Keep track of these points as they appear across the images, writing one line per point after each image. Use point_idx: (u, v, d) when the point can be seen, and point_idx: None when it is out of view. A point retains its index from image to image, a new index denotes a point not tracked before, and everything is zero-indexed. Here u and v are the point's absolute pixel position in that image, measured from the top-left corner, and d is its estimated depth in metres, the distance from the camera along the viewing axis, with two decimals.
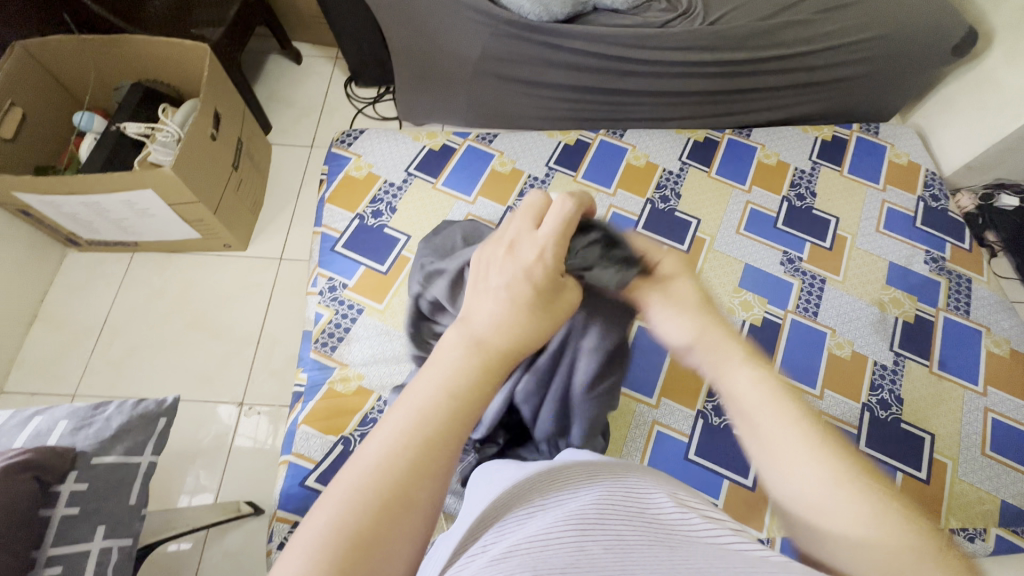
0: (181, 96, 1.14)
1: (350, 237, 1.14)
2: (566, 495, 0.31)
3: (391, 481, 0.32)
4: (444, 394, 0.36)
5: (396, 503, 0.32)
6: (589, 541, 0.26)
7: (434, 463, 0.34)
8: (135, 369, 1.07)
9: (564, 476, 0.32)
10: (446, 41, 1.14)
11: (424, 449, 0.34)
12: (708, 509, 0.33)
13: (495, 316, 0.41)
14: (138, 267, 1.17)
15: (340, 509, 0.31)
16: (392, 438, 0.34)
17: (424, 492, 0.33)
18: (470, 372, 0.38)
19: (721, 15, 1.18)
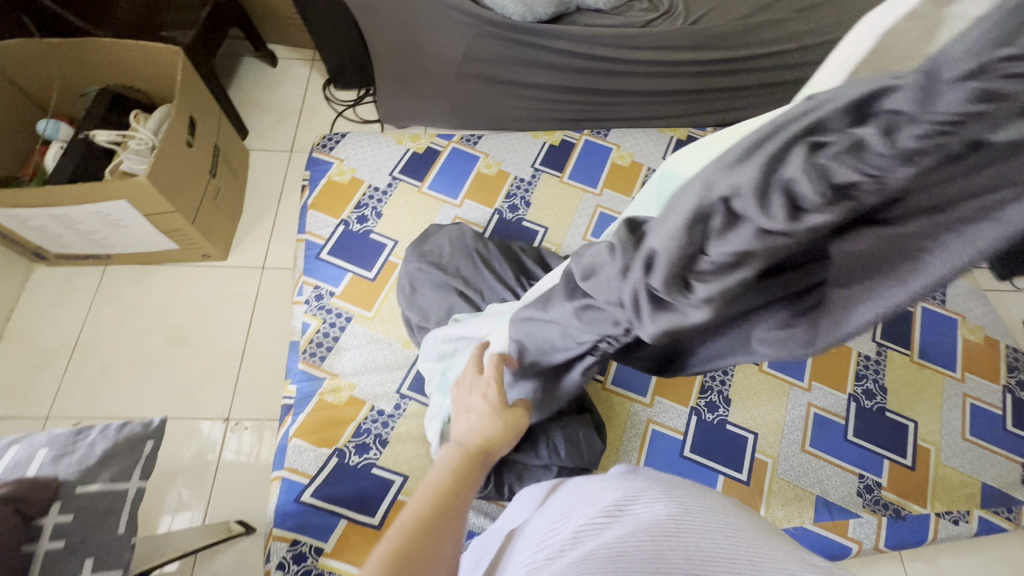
0: (152, 101, 1.10)
1: (335, 244, 1.11)
2: (637, 503, 0.39)
3: (430, 516, 0.47)
4: (457, 464, 0.53)
5: (432, 533, 0.46)
6: (665, 550, 0.34)
7: (452, 514, 0.48)
8: (113, 388, 1.03)
9: (640, 494, 0.40)
10: (429, 42, 1.13)
11: (448, 496, 0.49)
12: (741, 510, 0.40)
13: (472, 428, 0.56)
14: (111, 281, 1.12)
15: (400, 536, 0.45)
16: (428, 492, 0.49)
17: (452, 530, 0.47)
18: (474, 452, 0.54)
19: (701, 14, 1.20)
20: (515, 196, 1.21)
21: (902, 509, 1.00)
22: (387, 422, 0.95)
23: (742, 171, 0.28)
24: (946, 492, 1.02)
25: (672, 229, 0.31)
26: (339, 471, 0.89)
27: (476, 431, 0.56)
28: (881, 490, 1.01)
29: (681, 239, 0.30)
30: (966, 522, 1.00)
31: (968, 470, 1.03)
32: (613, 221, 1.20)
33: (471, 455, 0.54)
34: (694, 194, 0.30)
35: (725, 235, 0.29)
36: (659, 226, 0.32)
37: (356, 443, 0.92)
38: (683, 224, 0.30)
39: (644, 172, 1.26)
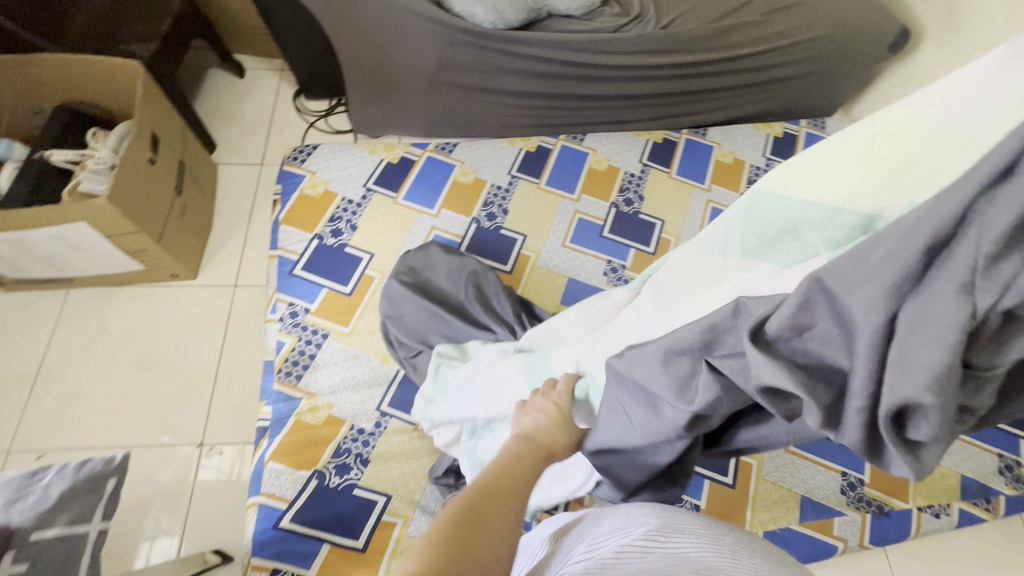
0: (112, 118, 1.06)
1: (309, 259, 1.09)
2: (682, 537, 0.39)
3: (490, 485, 0.47)
4: (518, 450, 0.53)
5: (493, 496, 0.45)
6: None
7: (513, 492, 0.47)
8: (79, 416, 0.99)
9: (683, 530, 0.41)
10: (399, 51, 1.11)
11: (509, 473, 0.49)
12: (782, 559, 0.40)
13: (535, 427, 0.56)
14: (75, 304, 1.07)
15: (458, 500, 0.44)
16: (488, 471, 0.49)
17: (512, 504, 0.46)
18: (534, 447, 0.54)
19: (672, 18, 1.20)
20: (492, 204, 1.20)
21: (886, 505, 1.01)
22: (368, 441, 0.92)
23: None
24: (928, 486, 1.03)
25: (937, 372, 0.25)
26: (319, 494, 0.87)
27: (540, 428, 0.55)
28: (864, 486, 1.01)
29: (949, 381, 0.25)
30: (948, 514, 1.02)
31: (948, 463, 1.05)
32: (591, 226, 1.19)
33: (535, 448, 0.53)
34: (962, 304, 0.24)
35: (1000, 345, 0.27)
36: (902, 361, 0.27)
37: (336, 464, 0.89)
38: (945, 363, 0.25)
39: (621, 176, 1.25)
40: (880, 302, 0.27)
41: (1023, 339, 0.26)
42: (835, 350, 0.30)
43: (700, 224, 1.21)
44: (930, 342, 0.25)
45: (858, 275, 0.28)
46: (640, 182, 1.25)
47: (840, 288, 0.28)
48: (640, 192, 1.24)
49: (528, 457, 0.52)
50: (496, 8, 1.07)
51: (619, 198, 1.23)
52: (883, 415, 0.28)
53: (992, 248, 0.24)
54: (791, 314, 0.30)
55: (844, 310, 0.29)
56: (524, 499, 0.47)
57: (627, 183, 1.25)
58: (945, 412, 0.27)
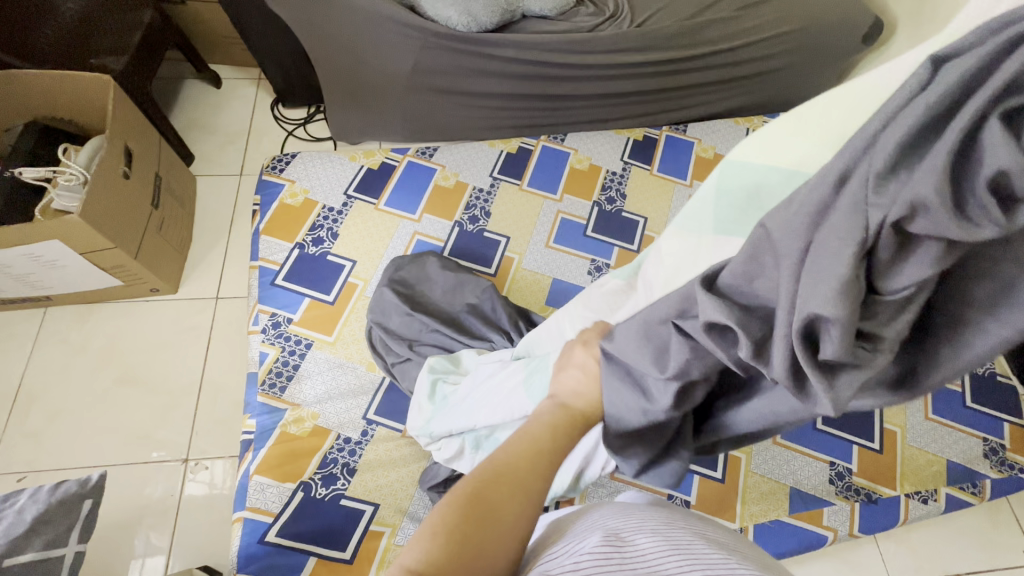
0: (85, 133, 1.05)
1: (291, 269, 1.08)
2: (637, 542, 0.40)
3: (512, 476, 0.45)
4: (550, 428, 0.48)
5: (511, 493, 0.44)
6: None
7: (529, 482, 0.45)
8: (60, 436, 0.97)
9: (636, 534, 0.42)
10: (375, 57, 1.11)
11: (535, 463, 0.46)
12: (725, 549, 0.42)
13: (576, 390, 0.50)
14: (53, 323, 1.06)
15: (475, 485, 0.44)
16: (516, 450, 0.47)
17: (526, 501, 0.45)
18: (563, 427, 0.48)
19: (647, 17, 1.21)
20: (474, 207, 1.20)
21: (873, 493, 1.01)
22: (354, 451, 0.92)
23: (911, 186, 0.24)
24: (915, 472, 1.04)
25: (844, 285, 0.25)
26: (306, 505, 0.86)
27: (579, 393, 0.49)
28: (852, 475, 1.02)
29: (850, 296, 0.25)
30: (935, 500, 1.02)
31: (934, 449, 1.06)
32: (574, 226, 1.19)
33: (568, 425, 0.49)
34: (858, 217, 0.25)
35: (899, 268, 0.27)
36: (808, 280, 0.27)
37: (323, 475, 0.89)
38: (848, 276, 0.25)
39: (603, 175, 1.25)
40: (803, 238, 0.27)
41: (926, 261, 0.26)
42: (765, 288, 0.30)
43: None
44: (832, 259, 0.26)
45: (791, 214, 0.28)
46: (622, 180, 1.25)
47: (771, 226, 0.29)
48: (622, 190, 1.24)
49: (557, 429, 0.48)
50: (470, 11, 1.07)
51: (601, 196, 1.23)
52: (794, 335, 0.27)
53: (880, 166, 0.25)
54: (739, 262, 0.31)
55: (778, 246, 0.29)
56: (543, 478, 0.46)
57: (609, 182, 1.25)
58: (850, 333, 0.26)
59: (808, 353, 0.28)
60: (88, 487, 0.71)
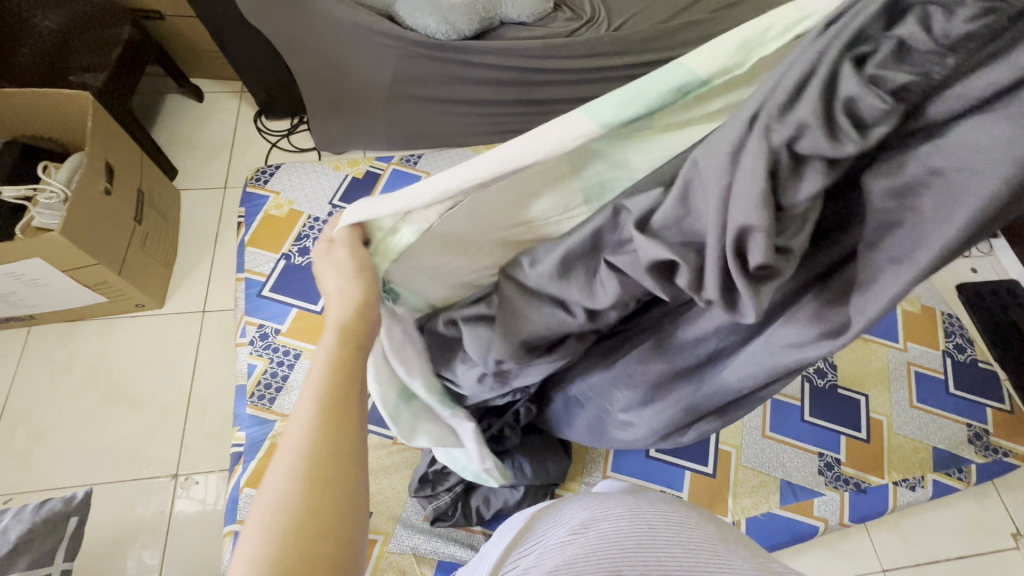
0: (65, 149, 1.04)
1: (277, 280, 1.08)
2: (594, 524, 0.44)
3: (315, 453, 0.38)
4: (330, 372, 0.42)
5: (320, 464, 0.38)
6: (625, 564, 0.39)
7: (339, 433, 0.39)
8: (46, 457, 0.96)
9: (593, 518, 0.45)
10: (356, 67, 1.12)
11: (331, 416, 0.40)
12: (667, 513, 0.47)
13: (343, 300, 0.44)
14: (37, 341, 1.05)
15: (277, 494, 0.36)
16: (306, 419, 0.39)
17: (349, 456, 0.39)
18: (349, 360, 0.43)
19: (624, 21, 1.23)
20: None
21: (862, 482, 1.03)
22: None
23: (804, 109, 0.28)
24: (901, 459, 1.05)
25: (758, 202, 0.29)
26: None
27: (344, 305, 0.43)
28: (840, 465, 1.03)
29: (768, 203, 0.28)
30: (922, 486, 1.04)
31: (919, 436, 1.07)
32: None
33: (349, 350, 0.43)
34: (764, 141, 0.29)
35: (798, 182, 0.30)
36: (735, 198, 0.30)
37: None
38: (764, 186, 0.29)
39: None
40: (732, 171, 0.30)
41: (818, 174, 0.29)
42: (693, 222, 0.34)
43: None
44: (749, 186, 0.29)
45: (711, 156, 0.32)
46: None
47: (702, 161, 0.32)
48: None
49: (343, 348, 0.43)
50: (448, 19, 1.08)
51: None
52: (726, 252, 0.31)
53: (783, 98, 0.29)
54: (670, 204, 0.34)
55: (703, 178, 0.32)
56: (361, 402, 0.42)
57: None
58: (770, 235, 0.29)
59: (736, 260, 0.31)
60: (74, 505, 0.71)
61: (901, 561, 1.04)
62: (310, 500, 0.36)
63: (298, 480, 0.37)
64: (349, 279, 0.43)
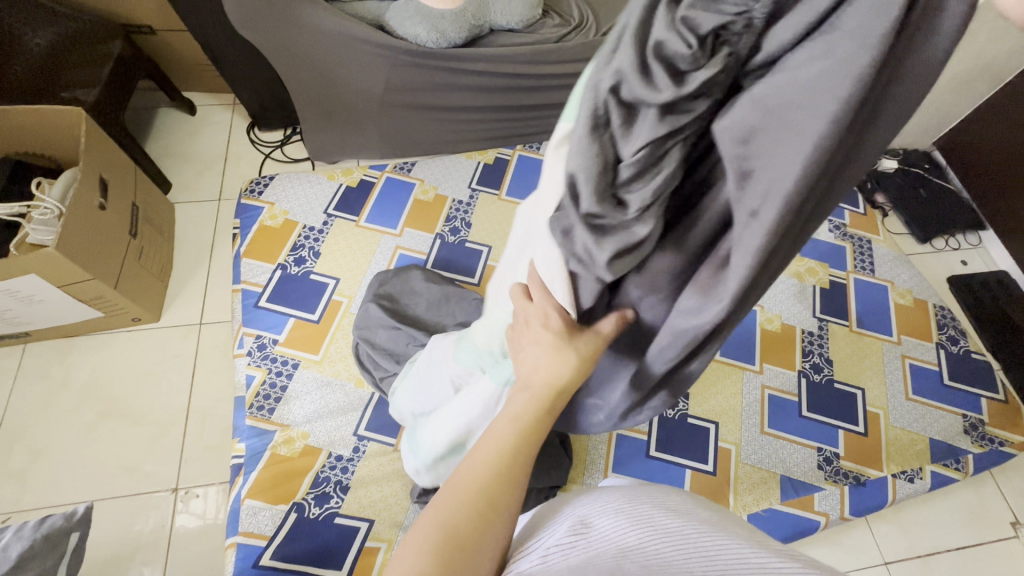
0: (57, 165, 1.04)
1: (274, 290, 1.08)
2: (596, 522, 0.46)
3: (484, 487, 0.46)
4: (512, 423, 0.48)
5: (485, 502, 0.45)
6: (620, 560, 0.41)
7: (507, 486, 0.46)
8: (45, 474, 0.96)
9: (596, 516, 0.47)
10: (348, 77, 1.13)
11: (502, 467, 0.47)
12: (673, 499, 0.47)
13: (542, 366, 0.48)
14: (33, 359, 1.05)
15: (446, 511, 0.45)
16: (489, 456, 0.47)
17: (506, 498, 0.46)
18: (534, 410, 0.48)
19: (613, 25, 1.25)
20: (455, 218, 1.21)
21: (862, 475, 1.03)
22: (347, 468, 0.91)
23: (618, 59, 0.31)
24: (899, 452, 1.06)
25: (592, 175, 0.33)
26: (301, 526, 0.85)
27: (545, 366, 0.48)
28: (839, 460, 1.04)
29: (593, 153, 0.33)
30: (921, 478, 1.04)
31: (916, 428, 1.08)
32: None
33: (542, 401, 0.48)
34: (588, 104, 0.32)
35: (628, 132, 0.32)
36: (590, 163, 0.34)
37: (316, 494, 0.88)
38: (586, 146, 0.33)
39: None
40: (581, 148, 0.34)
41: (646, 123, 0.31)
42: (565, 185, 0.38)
43: None
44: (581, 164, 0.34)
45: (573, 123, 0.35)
46: None
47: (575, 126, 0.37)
48: None
49: (544, 407, 0.48)
50: (437, 27, 1.08)
51: None
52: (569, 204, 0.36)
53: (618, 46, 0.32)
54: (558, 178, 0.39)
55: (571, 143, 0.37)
56: (530, 461, 0.49)
57: None
58: (600, 185, 0.34)
59: (580, 210, 0.36)
60: (76, 520, 0.71)
61: (903, 554, 1.04)
62: (478, 509, 0.45)
63: (473, 490, 0.46)
64: (569, 359, 0.47)
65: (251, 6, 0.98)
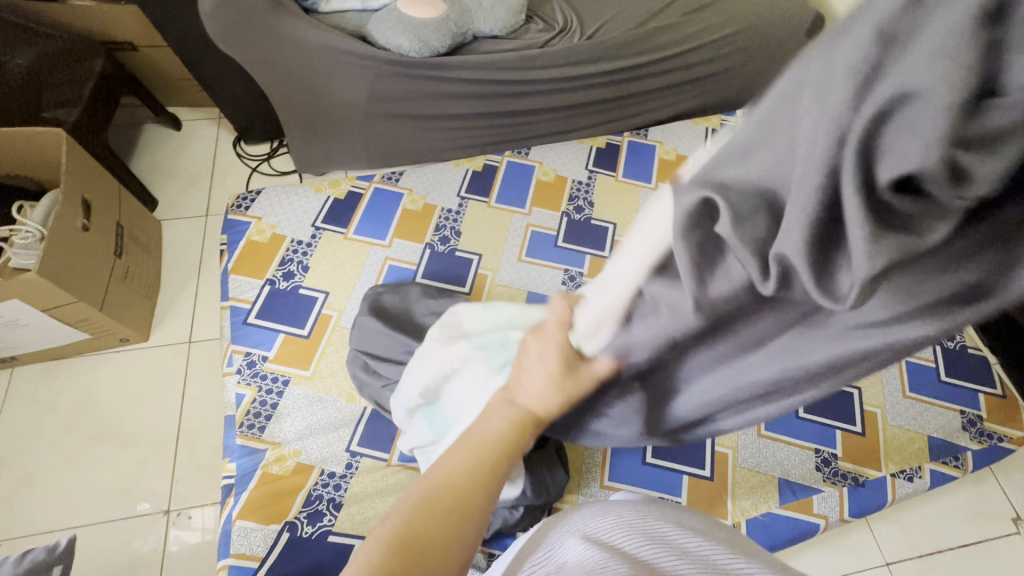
0: (38, 186, 1.03)
1: (262, 306, 1.07)
2: (615, 534, 0.47)
3: (451, 496, 0.45)
4: (489, 439, 0.48)
5: (451, 514, 0.44)
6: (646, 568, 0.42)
7: (474, 503, 0.45)
8: (35, 500, 0.95)
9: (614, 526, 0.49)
10: (331, 89, 1.12)
11: (473, 482, 0.46)
12: (681, 519, 0.51)
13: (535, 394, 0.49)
14: (21, 383, 1.03)
15: (410, 512, 0.44)
16: (458, 465, 0.46)
17: (474, 514, 0.45)
18: (513, 429, 0.48)
19: (597, 28, 1.24)
20: (444, 227, 1.20)
21: (861, 476, 1.02)
22: (340, 485, 0.90)
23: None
24: (897, 451, 1.05)
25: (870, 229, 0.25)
26: (293, 545, 0.84)
27: (538, 397, 0.49)
28: (837, 461, 1.03)
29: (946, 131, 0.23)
30: (920, 477, 1.04)
31: (914, 426, 1.08)
32: (545, 238, 1.20)
33: (524, 421, 0.49)
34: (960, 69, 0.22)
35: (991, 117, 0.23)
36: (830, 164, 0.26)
37: (309, 513, 0.87)
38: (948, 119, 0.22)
39: (569, 185, 1.27)
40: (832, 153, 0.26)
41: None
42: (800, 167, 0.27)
43: None
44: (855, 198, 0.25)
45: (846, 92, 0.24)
46: (589, 189, 1.27)
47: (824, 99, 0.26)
48: (589, 199, 1.25)
49: (520, 428, 0.49)
50: (420, 36, 1.07)
51: (569, 206, 1.24)
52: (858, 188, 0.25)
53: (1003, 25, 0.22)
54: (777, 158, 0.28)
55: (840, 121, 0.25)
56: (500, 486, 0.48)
57: (576, 192, 1.26)
58: (929, 171, 0.24)
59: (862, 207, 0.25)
60: (58, 553, 0.71)
61: (904, 554, 1.03)
62: (440, 528, 0.43)
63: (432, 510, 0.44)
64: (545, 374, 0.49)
65: (230, 21, 0.97)
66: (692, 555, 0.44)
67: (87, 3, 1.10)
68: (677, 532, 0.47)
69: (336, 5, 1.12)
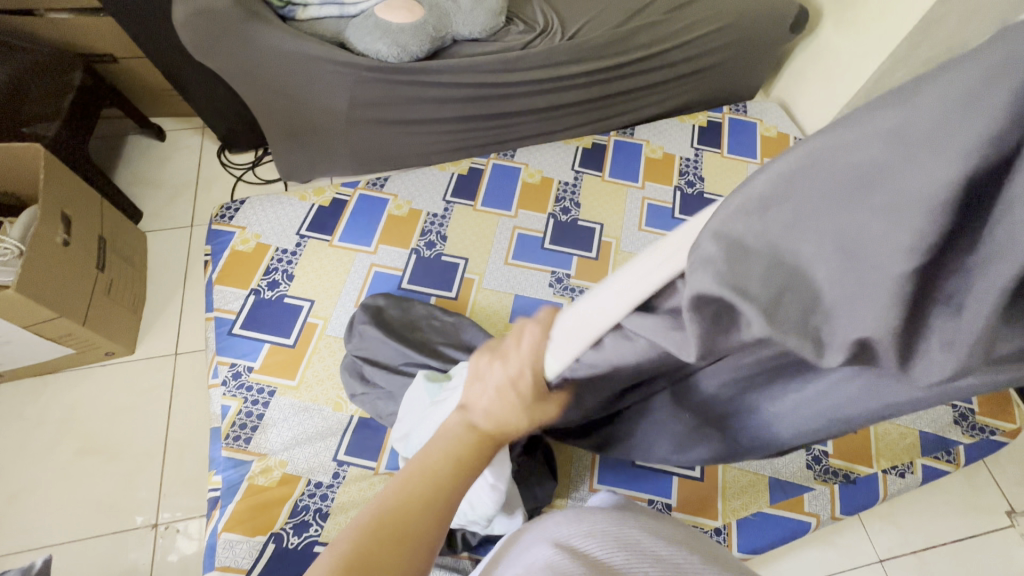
0: (18, 201, 1.03)
1: (247, 316, 1.07)
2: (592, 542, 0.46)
3: (399, 516, 0.45)
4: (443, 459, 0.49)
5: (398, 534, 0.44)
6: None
7: (424, 525, 0.46)
8: (23, 516, 0.94)
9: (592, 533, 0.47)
10: (312, 96, 1.11)
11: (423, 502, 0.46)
12: (655, 526, 0.50)
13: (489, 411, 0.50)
14: (7, 399, 1.03)
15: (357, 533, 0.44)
16: (407, 486, 0.47)
17: (423, 534, 0.45)
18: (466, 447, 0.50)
19: (579, 28, 1.23)
20: (430, 232, 1.19)
21: (852, 473, 1.02)
22: (326, 495, 0.90)
23: None
24: (889, 447, 1.04)
25: (891, 305, 0.25)
26: (279, 557, 0.84)
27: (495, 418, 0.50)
28: (828, 458, 1.03)
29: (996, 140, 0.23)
30: (912, 472, 1.03)
31: (906, 422, 1.07)
32: (532, 240, 1.19)
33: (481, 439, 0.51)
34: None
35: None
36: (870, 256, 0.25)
37: (295, 523, 0.87)
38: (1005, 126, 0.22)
39: (555, 186, 1.26)
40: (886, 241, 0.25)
41: None
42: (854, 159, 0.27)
43: (637, 221, 1.23)
44: (884, 276, 0.25)
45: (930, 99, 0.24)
46: (575, 190, 1.26)
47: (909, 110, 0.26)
48: (576, 200, 1.25)
49: (474, 447, 0.50)
50: (398, 42, 1.07)
51: (555, 208, 1.23)
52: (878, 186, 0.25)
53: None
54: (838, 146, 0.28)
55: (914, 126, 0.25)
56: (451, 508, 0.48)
57: (562, 193, 1.25)
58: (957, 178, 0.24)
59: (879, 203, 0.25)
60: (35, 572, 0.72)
61: (898, 550, 1.03)
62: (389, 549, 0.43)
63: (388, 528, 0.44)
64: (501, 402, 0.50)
65: (206, 31, 0.97)
66: (665, 568, 0.43)
67: (64, 16, 1.09)
68: (653, 540, 0.46)
69: (314, 11, 1.12)
